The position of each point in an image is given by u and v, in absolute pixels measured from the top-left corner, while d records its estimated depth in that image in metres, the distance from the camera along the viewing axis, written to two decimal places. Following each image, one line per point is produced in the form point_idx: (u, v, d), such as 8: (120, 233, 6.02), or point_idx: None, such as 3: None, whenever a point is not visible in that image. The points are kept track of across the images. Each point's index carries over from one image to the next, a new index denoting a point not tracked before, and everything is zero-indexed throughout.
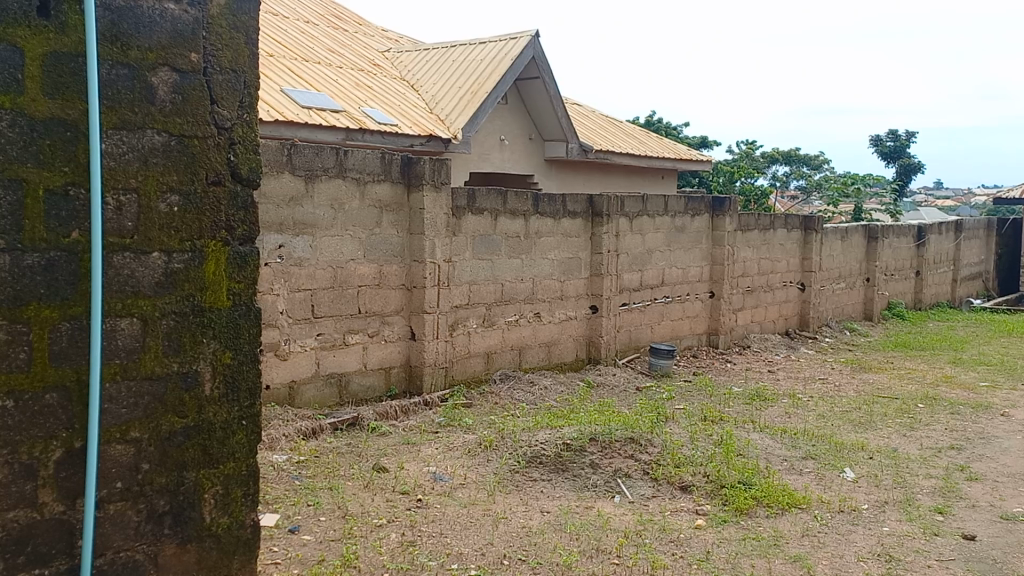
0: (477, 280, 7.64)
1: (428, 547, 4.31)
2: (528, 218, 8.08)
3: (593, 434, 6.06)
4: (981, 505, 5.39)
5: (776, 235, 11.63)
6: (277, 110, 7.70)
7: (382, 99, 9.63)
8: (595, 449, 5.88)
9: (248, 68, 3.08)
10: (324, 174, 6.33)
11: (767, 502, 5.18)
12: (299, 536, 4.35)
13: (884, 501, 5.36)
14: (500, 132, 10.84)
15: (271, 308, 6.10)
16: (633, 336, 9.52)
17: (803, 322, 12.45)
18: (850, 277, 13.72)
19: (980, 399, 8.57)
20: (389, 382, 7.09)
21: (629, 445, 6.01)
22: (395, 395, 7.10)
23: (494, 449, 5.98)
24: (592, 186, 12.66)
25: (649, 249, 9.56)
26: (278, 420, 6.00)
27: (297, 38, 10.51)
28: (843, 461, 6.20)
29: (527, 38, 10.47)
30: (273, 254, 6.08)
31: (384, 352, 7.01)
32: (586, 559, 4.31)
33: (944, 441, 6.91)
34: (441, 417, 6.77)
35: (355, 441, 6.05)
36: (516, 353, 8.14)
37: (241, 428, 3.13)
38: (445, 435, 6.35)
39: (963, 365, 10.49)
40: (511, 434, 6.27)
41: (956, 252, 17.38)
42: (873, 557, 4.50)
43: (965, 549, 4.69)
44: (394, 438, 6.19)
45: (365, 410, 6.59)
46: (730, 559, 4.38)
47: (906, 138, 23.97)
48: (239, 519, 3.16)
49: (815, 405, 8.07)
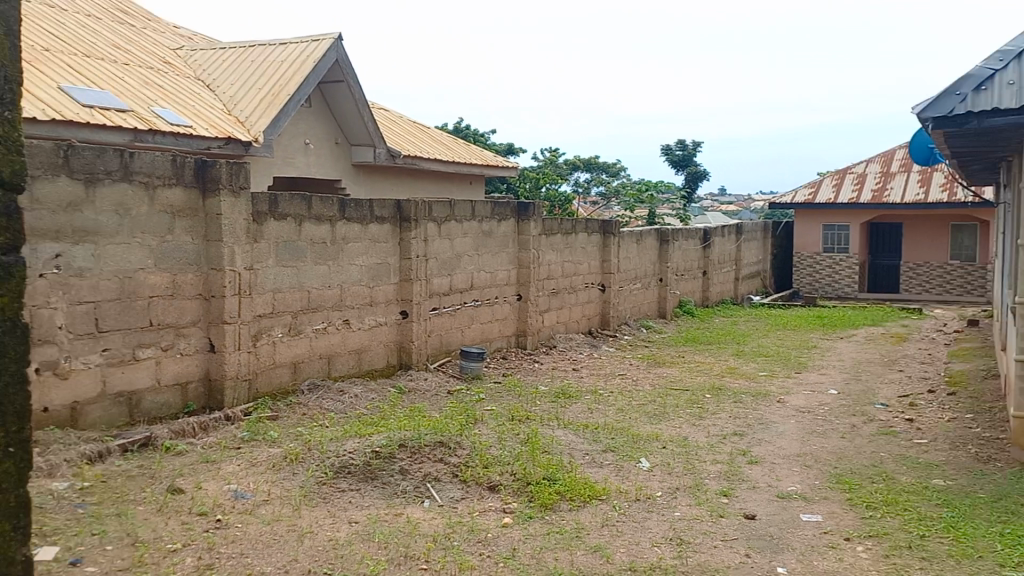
0: (282, 288, 7.40)
1: (227, 570, 4.12)
2: (334, 223, 7.92)
3: (402, 441, 6.05)
4: (760, 486, 5.86)
5: (578, 239, 12.12)
6: (52, 108, 7.09)
7: (175, 98, 9.11)
8: (404, 455, 5.88)
9: (9, 61, 2.81)
10: (107, 177, 5.90)
11: (569, 495, 5.37)
12: (82, 569, 4.01)
13: (676, 488, 5.72)
14: (304, 136, 10.57)
15: (47, 324, 5.60)
16: (444, 340, 9.58)
17: (604, 322, 13.04)
18: (646, 278, 14.53)
19: (760, 388, 9.34)
20: (187, 398, 6.71)
21: (438, 449, 6.03)
22: (193, 411, 6.73)
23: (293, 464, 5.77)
24: (401, 193, 12.63)
25: (458, 254, 9.66)
26: (59, 444, 5.51)
27: (77, 31, 9.72)
28: (639, 451, 6.55)
29: (331, 40, 10.27)
30: (48, 264, 5.59)
31: (180, 366, 6.62)
32: (394, 567, 4.28)
33: (729, 428, 7.47)
34: (243, 434, 6.44)
35: (147, 462, 5.65)
36: (325, 362, 7.96)
37: (8, 457, 2.85)
38: (249, 450, 6.09)
39: (745, 357, 11.39)
40: (318, 446, 6.12)
41: (738, 252, 18.85)
42: (665, 542, 4.78)
43: (746, 528, 5.08)
44: (191, 456, 5.87)
45: (160, 428, 6.19)
46: (535, 553, 4.50)
47: (694, 147, 25.72)
48: (8, 556, 2.87)
49: (615, 400, 8.48)
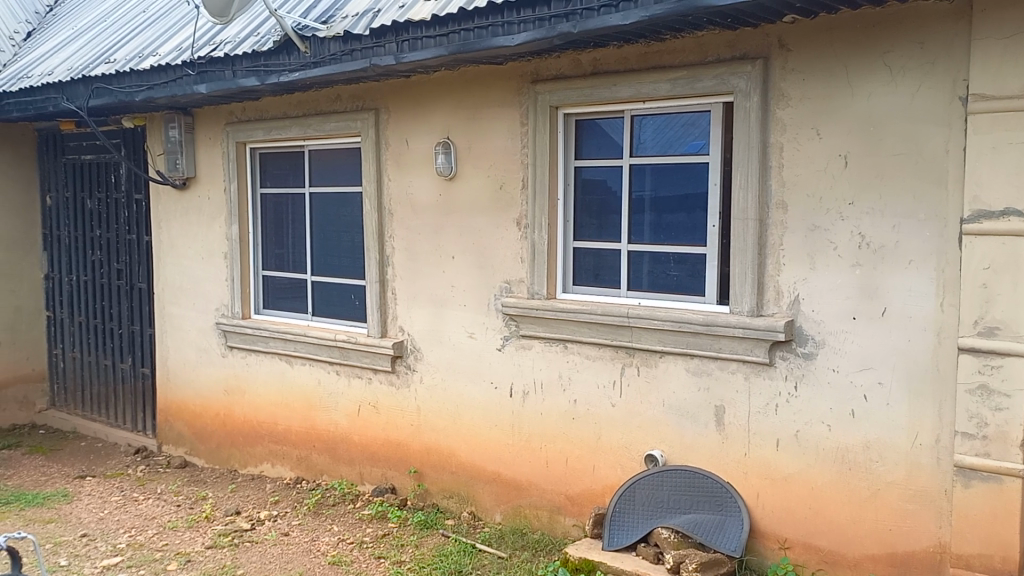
0: None
1: None
2: None
3: (496, 551, 4.22)
4: None
5: None
6: None
7: None
8: (493, 568, 4.05)
9: None
10: None
11: None
12: None
13: None
14: None
15: None
16: None
17: None
18: None
19: None
20: (300, 424, 5.45)
21: (546, 558, 4.08)
22: (305, 452, 5.45)
23: (343, 567, 4.24)
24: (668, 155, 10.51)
25: None
26: (100, 551, 4.56)
27: None
28: None
29: None
30: None
31: (295, 377, 5.42)
32: None
33: None
34: (335, 485, 5.20)
35: (187, 555, 4.47)
36: None
37: None
38: (318, 538, 4.62)
39: None
40: (400, 541, 4.46)
41: None
42: None
43: None
44: (247, 545, 4.59)
45: (237, 518, 5.00)
46: None
47: None
48: None
49: None
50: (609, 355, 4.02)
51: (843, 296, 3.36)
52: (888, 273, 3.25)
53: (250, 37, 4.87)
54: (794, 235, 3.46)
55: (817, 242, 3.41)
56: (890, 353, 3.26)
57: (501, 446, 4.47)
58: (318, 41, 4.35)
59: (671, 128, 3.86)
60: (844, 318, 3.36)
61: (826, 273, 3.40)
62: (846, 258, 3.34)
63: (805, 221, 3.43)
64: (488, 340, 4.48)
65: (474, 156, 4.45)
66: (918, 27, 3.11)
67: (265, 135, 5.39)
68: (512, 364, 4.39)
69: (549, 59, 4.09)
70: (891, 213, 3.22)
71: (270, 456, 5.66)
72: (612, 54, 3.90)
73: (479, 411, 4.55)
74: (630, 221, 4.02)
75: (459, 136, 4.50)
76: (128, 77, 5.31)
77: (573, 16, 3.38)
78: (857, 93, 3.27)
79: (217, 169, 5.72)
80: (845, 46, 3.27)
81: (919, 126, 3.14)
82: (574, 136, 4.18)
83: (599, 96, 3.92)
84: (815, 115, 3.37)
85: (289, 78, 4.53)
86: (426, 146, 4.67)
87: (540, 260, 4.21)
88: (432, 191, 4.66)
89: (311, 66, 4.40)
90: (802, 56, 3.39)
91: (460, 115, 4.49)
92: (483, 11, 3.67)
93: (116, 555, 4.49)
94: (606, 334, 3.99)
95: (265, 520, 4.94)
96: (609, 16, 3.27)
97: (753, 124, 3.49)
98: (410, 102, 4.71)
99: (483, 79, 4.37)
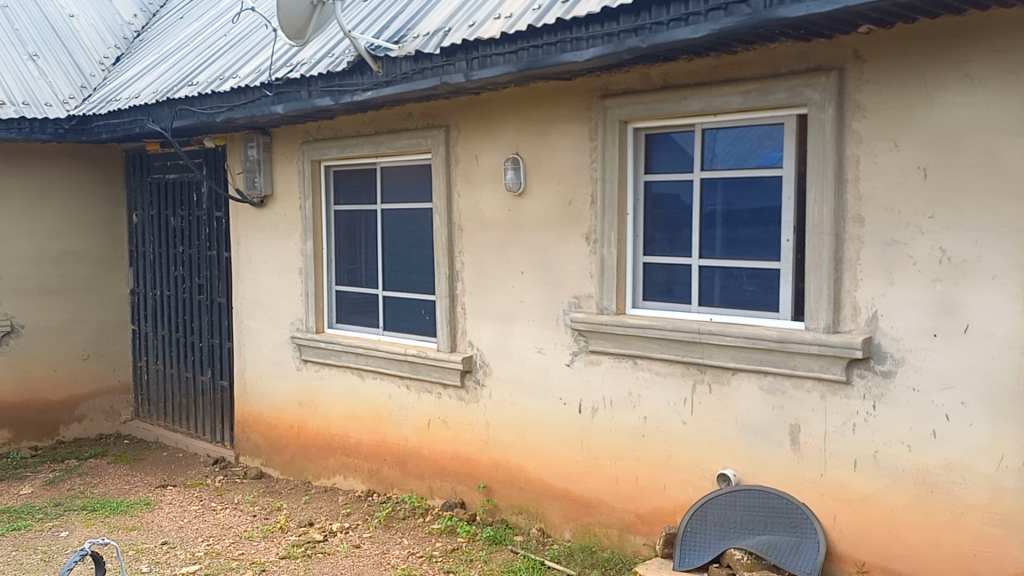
0: None
1: None
2: None
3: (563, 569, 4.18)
4: None
5: None
6: None
7: None
8: None
9: None
10: None
11: None
12: None
13: None
14: None
15: None
16: None
17: None
18: None
19: None
20: (371, 437, 5.52)
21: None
22: (375, 465, 5.51)
23: None
24: None
25: None
26: (179, 559, 4.69)
27: None
28: None
29: None
30: None
31: (367, 390, 5.50)
32: None
33: None
34: (406, 499, 5.26)
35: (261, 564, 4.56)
36: None
37: None
38: (388, 551, 4.66)
39: None
40: (468, 556, 4.47)
41: None
42: None
43: None
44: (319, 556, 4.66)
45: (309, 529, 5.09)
46: None
47: None
48: None
49: None
50: (680, 371, 3.96)
51: (921, 313, 3.25)
52: (968, 289, 3.13)
53: (325, 58, 4.99)
54: (871, 250, 3.36)
55: (894, 257, 3.30)
56: (972, 372, 3.14)
57: (570, 462, 4.44)
58: (390, 60, 4.43)
59: (743, 141, 3.79)
60: (924, 335, 3.25)
61: (904, 290, 3.29)
62: (925, 273, 3.23)
63: (882, 235, 3.33)
64: (557, 355, 4.47)
65: (543, 171, 4.46)
66: (999, 35, 3.00)
67: (339, 153, 5.50)
68: (581, 380, 4.37)
69: (618, 74, 4.07)
70: (973, 226, 3.11)
71: (342, 468, 5.74)
72: (682, 68, 3.86)
73: (548, 427, 4.53)
74: (701, 235, 3.97)
75: (528, 152, 4.52)
76: (209, 99, 5.50)
77: (642, 30, 3.37)
78: (935, 104, 3.16)
79: (293, 187, 5.87)
80: (923, 56, 3.18)
81: (1001, 136, 3.03)
82: (644, 151, 4.14)
83: (669, 110, 3.89)
84: (892, 127, 3.27)
85: (362, 96, 4.62)
86: (495, 162, 4.70)
87: (610, 275, 4.18)
88: (501, 206, 4.69)
89: (384, 85, 4.49)
90: (878, 66, 3.30)
91: (528, 131, 4.51)
92: (551, 28, 3.68)
93: (193, 563, 4.62)
94: (676, 350, 3.94)
95: (337, 531, 5.02)
96: (678, 30, 3.24)
97: (828, 137, 3.41)
98: (479, 119, 4.75)
99: (552, 95, 4.39)
